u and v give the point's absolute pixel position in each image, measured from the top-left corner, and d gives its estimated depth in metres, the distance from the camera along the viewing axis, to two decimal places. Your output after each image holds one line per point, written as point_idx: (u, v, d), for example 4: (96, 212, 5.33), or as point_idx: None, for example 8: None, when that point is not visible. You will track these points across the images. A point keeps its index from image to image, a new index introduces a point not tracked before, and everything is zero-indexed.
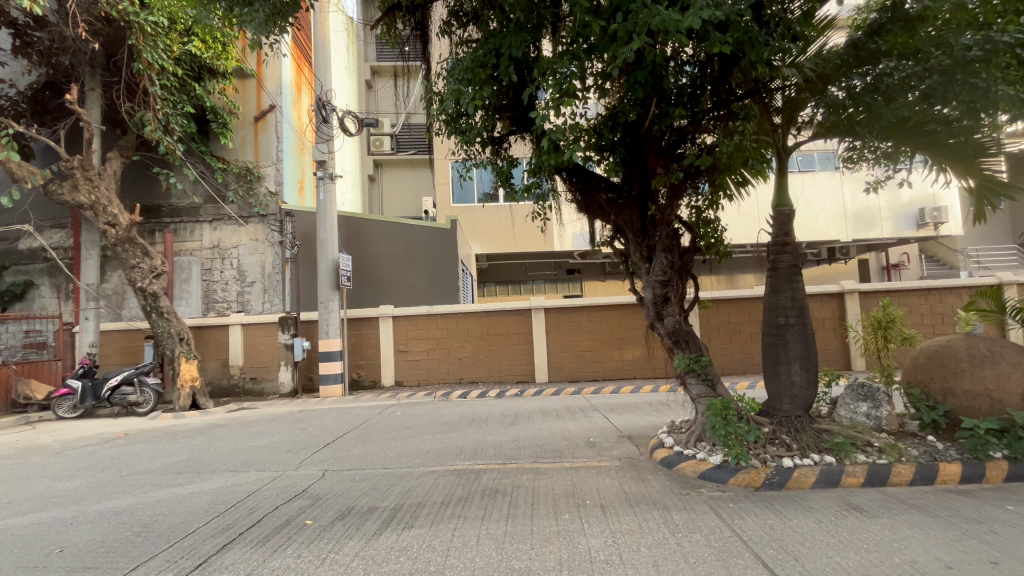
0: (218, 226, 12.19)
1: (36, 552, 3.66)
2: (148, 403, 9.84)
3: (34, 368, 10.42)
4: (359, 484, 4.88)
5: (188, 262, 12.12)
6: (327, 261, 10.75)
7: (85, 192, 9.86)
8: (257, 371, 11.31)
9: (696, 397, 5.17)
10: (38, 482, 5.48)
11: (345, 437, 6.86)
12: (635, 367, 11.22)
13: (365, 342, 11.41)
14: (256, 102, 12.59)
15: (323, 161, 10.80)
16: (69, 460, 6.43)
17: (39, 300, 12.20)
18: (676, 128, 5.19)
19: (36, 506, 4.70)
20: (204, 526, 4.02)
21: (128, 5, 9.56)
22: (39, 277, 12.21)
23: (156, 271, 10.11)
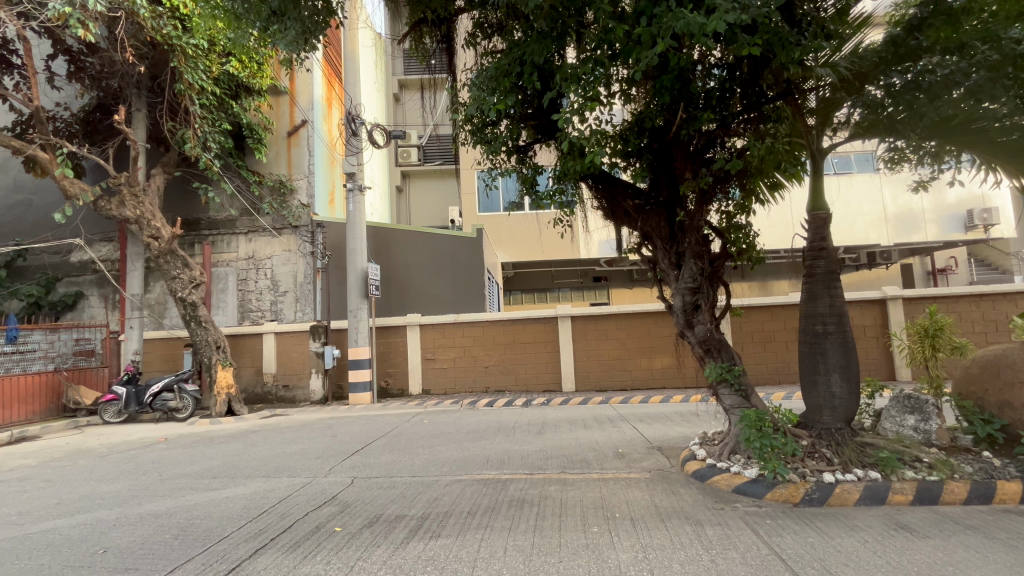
0: (252, 238, 12.60)
1: (81, 552, 3.81)
2: (186, 409, 10.21)
3: (83, 375, 11.01)
4: (386, 491, 4.92)
5: (225, 273, 12.59)
6: (356, 271, 10.95)
7: (131, 208, 10.36)
8: (289, 378, 11.60)
9: (729, 407, 5.02)
10: (85, 484, 5.75)
11: (373, 444, 6.95)
12: (665, 377, 11.00)
13: (393, 349, 11.55)
14: (290, 118, 13.04)
15: (353, 173, 11.07)
16: (113, 463, 6.71)
17: (88, 310, 12.86)
18: (705, 132, 5.07)
19: (82, 507, 4.92)
20: (238, 531, 4.11)
21: (171, 30, 10.08)
22: (88, 287, 12.87)
23: (195, 281, 10.54)
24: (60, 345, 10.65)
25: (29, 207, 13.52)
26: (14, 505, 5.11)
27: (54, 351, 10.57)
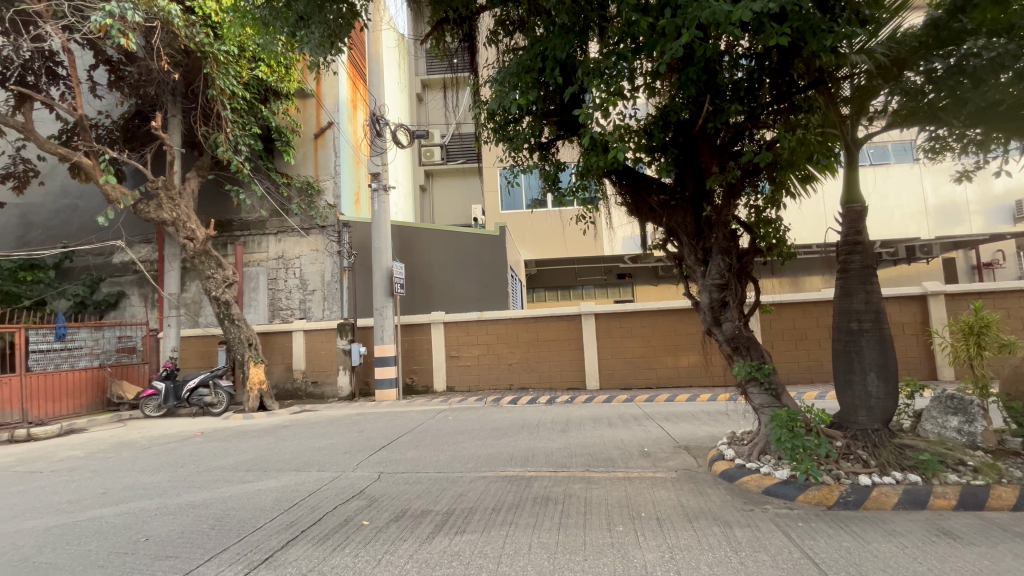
0: (282, 238, 12.94)
1: (125, 540, 3.99)
2: (221, 404, 10.59)
3: (125, 371, 11.54)
4: (413, 487, 4.98)
5: (256, 273, 12.96)
6: (381, 269, 11.12)
7: (168, 210, 10.76)
8: (318, 375, 11.89)
9: (758, 407, 4.89)
10: (129, 475, 6.04)
11: (399, 440, 7.05)
12: (691, 375, 10.81)
13: (418, 347, 11.70)
14: (316, 120, 13.33)
15: (378, 173, 11.23)
16: (154, 456, 7.01)
17: (129, 308, 13.46)
18: (732, 125, 4.94)
19: (125, 497, 5.15)
20: (270, 522, 4.24)
21: (204, 37, 10.43)
22: (129, 287, 13.47)
23: (228, 280, 10.90)
24: (104, 342, 11.18)
25: (75, 211, 14.20)
26: (64, 494, 5.40)
27: (99, 348, 11.10)
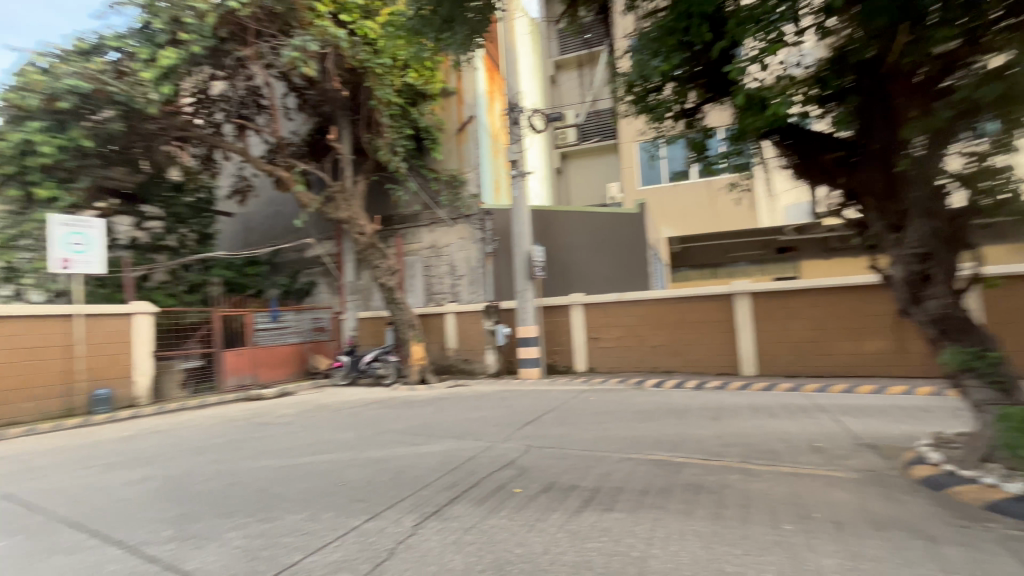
0: (434, 229, 14.20)
1: (329, 484, 4.93)
2: (390, 375, 12.33)
3: (320, 346, 14.04)
4: (560, 462, 5.16)
5: (413, 261, 14.47)
6: (521, 254, 11.54)
7: (344, 210, 12.64)
8: (468, 353, 12.93)
9: (978, 405, 3.96)
10: (328, 430, 7.41)
11: (545, 417, 7.33)
12: (878, 363, 9.20)
13: (560, 328, 11.95)
14: (458, 115, 14.19)
15: (515, 160, 11.59)
16: (344, 417, 8.41)
17: (320, 295, 16.07)
18: (940, 55, 4.03)
19: (327, 449, 6.31)
20: (436, 481, 4.80)
21: (365, 54, 11.85)
22: (319, 278, 16.07)
23: (393, 269, 12.44)
24: (304, 323, 13.73)
25: (279, 216, 17.40)
26: (286, 442, 6.81)
27: (301, 328, 13.65)
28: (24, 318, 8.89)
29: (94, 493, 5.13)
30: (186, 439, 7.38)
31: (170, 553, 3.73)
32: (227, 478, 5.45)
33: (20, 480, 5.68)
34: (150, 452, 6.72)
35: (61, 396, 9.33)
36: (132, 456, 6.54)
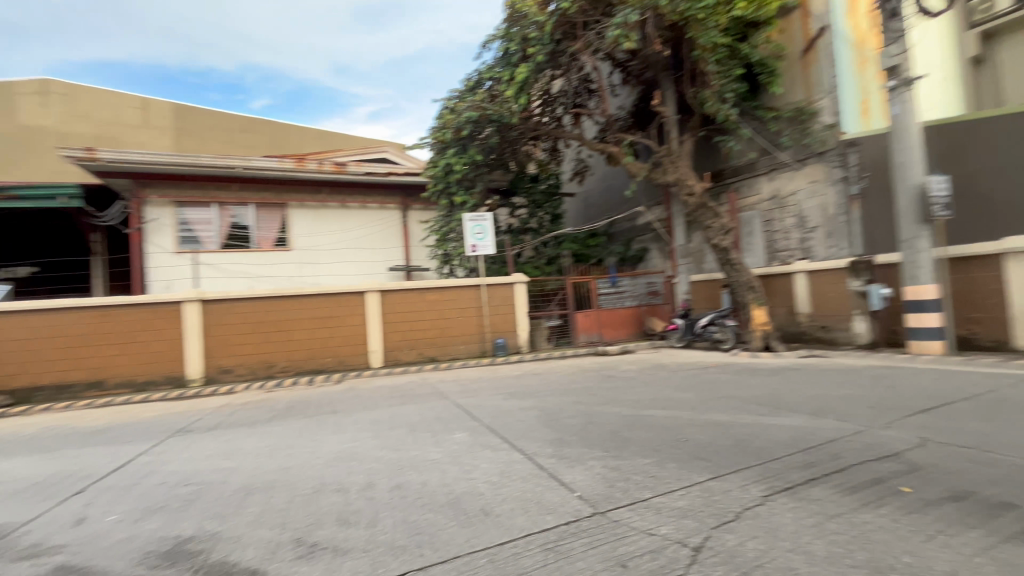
0: (775, 175, 12.44)
1: (672, 437, 5.43)
2: (729, 340, 11.84)
3: (654, 309, 14.92)
4: (981, 469, 3.89)
5: (750, 216, 13.19)
6: (909, 188, 8.84)
7: (672, 171, 12.83)
8: (827, 319, 11.00)
9: None
10: (667, 390, 7.88)
11: (952, 405, 5.50)
12: None
13: (982, 287, 8.63)
14: (804, 33, 11.81)
15: (895, 66, 8.65)
16: (683, 378, 8.73)
17: (652, 261, 17.36)
18: None
19: (668, 406, 6.82)
20: (789, 457, 4.47)
21: (684, 3, 11.00)
22: (650, 244, 17.34)
23: (725, 228, 11.89)
24: (639, 288, 14.79)
25: (611, 189, 18.94)
26: (631, 395, 7.68)
27: (637, 292, 14.77)
28: (451, 287, 12.99)
29: (502, 411, 7.10)
30: (555, 381, 9.26)
31: (551, 466, 4.78)
32: (586, 416, 6.56)
33: (465, 396, 8.48)
34: (533, 388, 8.78)
35: (477, 341, 13.15)
36: (523, 389, 8.71)
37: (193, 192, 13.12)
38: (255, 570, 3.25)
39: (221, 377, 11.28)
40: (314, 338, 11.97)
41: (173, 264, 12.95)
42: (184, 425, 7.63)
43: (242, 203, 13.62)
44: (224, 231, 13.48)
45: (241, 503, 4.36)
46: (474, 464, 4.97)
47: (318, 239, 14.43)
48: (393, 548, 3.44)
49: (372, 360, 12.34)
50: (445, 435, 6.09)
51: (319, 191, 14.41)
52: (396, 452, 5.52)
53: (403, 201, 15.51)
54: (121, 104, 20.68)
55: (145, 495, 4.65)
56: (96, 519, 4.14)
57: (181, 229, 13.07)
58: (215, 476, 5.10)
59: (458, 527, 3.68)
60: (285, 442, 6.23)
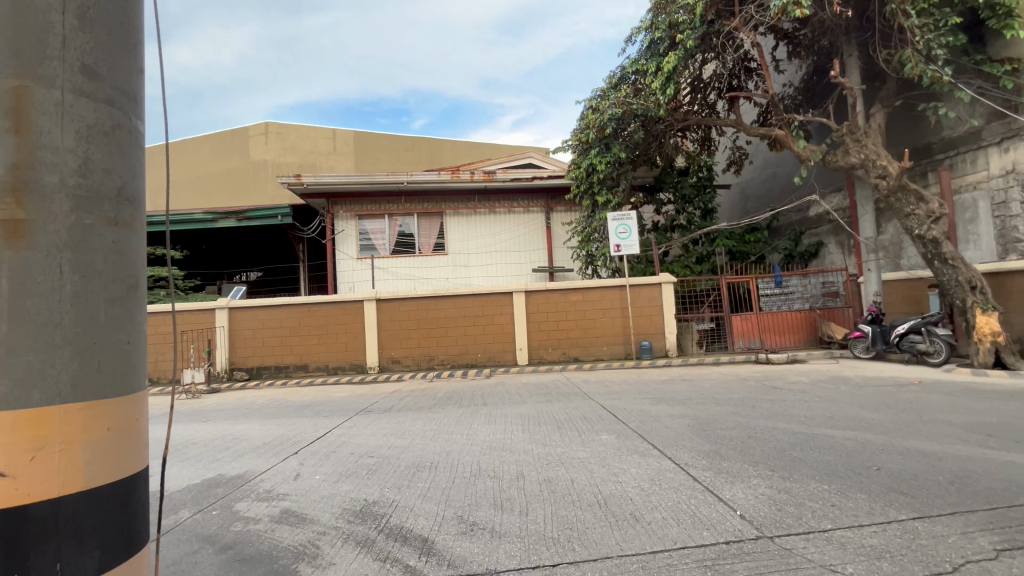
0: (1010, 147, 10.10)
1: (860, 463, 4.72)
2: (940, 354, 9.76)
3: (832, 313, 13.00)
4: None
5: (972, 199, 10.89)
6: None
7: (856, 153, 11.21)
8: None
9: None
10: (851, 408, 6.78)
11: None
12: None
13: None
14: None
15: None
16: (872, 395, 7.51)
17: (829, 256, 15.23)
18: None
19: (852, 425, 5.95)
20: None
21: None
22: (827, 236, 15.25)
23: (934, 215, 9.98)
24: (812, 288, 13.02)
25: (775, 178, 16.99)
26: (803, 409, 6.85)
27: (808, 293, 13.02)
28: (594, 288, 12.94)
29: (650, 416, 6.85)
30: (709, 389, 8.61)
31: (708, 480, 4.46)
32: (747, 429, 5.98)
33: (610, 398, 8.38)
34: (684, 395, 8.28)
35: (622, 343, 12.89)
36: (672, 395, 8.29)
37: (370, 206, 15.26)
38: (426, 538, 3.68)
39: (393, 366, 12.95)
40: (467, 334, 13.01)
41: (355, 268, 15.22)
42: (366, 406, 8.94)
43: (407, 213, 15.46)
44: (393, 238, 15.41)
45: (412, 478, 4.97)
46: (622, 467, 4.90)
47: (470, 243, 15.61)
48: (545, 538, 3.58)
49: (519, 357, 12.94)
50: (591, 435, 6.11)
51: (470, 199, 15.62)
52: (544, 447, 5.72)
53: (547, 204, 15.93)
54: (318, 136, 25.01)
55: (340, 462, 5.58)
56: (308, 477, 5.10)
57: (361, 238, 15.29)
58: (391, 452, 5.89)
59: (608, 528, 3.67)
60: (445, 428, 6.90)
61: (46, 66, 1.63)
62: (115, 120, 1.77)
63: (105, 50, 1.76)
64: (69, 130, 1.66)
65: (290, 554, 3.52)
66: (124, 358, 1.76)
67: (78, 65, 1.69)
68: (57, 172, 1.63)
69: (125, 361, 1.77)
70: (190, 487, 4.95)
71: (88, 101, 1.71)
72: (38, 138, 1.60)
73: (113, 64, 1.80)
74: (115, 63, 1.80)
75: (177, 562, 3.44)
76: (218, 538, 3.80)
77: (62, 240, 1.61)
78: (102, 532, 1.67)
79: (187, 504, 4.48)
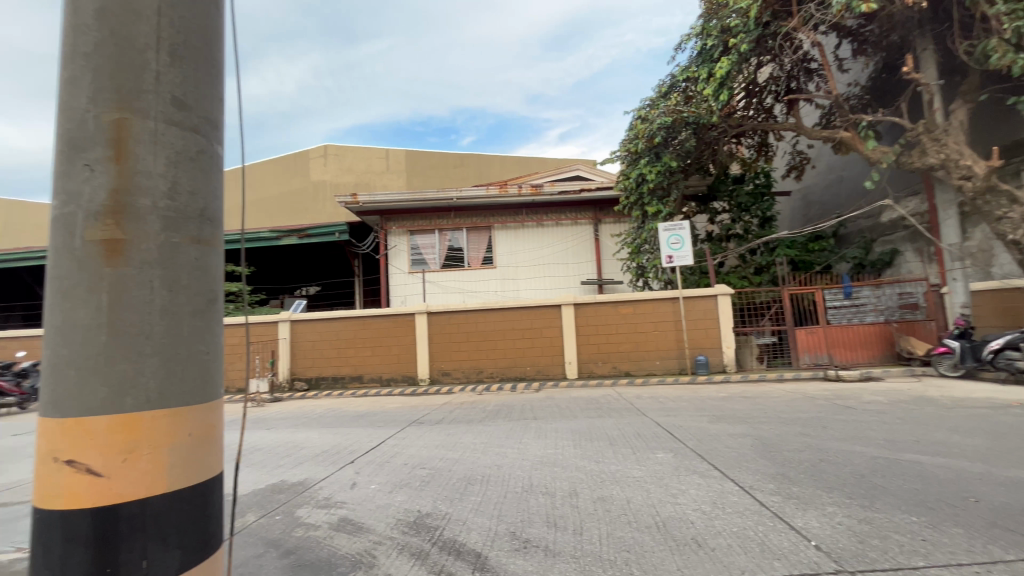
0: None
1: (953, 493, 4.26)
2: None
3: (911, 327, 11.93)
4: None
5: None
6: None
7: (934, 153, 10.45)
8: None
9: None
10: (940, 432, 6.15)
11: None
12: None
13: None
14: None
15: None
16: (963, 417, 6.79)
17: (906, 265, 14.05)
18: None
19: (941, 451, 5.40)
20: None
21: None
22: (903, 243, 14.11)
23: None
24: (887, 299, 11.99)
25: (840, 182, 16.01)
26: (882, 431, 6.30)
27: (883, 305, 12.02)
28: (646, 300, 12.60)
29: (709, 435, 6.52)
30: (773, 408, 8.09)
31: (777, 505, 4.16)
32: (818, 452, 5.55)
33: (665, 415, 8.08)
34: (745, 413, 7.85)
35: (675, 357, 12.45)
36: (732, 413, 7.86)
37: (421, 222, 15.71)
38: (479, 553, 3.65)
39: (443, 378, 13.13)
40: (516, 348, 12.99)
41: (407, 282, 15.63)
42: (417, 417, 9.09)
43: (457, 228, 15.78)
44: (443, 253, 15.75)
45: (464, 491, 4.97)
46: (681, 488, 4.67)
47: (518, 256, 15.70)
48: (602, 560, 3.44)
49: (568, 371, 12.77)
50: (647, 453, 5.88)
51: (518, 212, 15.74)
52: (597, 464, 5.57)
53: (595, 216, 15.78)
54: (373, 157, 26.16)
55: (394, 472, 5.68)
56: (364, 486, 5.22)
57: (413, 253, 15.73)
58: (443, 464, 5.93)
59: (668, 553, 3.49)
60: (496, 442, 6.88)
61: (142, 99, 1.79)
62: (200, 145, 1.90)
63: (193, 82, 1.91)
64: (161, 157, 1.80)
65: (348, 562, 3.59)
66: (205, 368, 1.86)
67: (169, 97, 1.84)
68: (150, 195, 1.76)
69: (206, 371, 1.87)
70: (256, 491, 5.20)
71: (177, 129, 1.85)
72: (134, 165, 1.75)
73: (199, 94, 1.94)
74: (200, 93, 1.94)
75: (244, 564, 3.59)
76: (281, 542, 3.95)
77: (153, 258, 1.74)
78: (182, 532, 1.77)
79: (253, 508, 4.70)
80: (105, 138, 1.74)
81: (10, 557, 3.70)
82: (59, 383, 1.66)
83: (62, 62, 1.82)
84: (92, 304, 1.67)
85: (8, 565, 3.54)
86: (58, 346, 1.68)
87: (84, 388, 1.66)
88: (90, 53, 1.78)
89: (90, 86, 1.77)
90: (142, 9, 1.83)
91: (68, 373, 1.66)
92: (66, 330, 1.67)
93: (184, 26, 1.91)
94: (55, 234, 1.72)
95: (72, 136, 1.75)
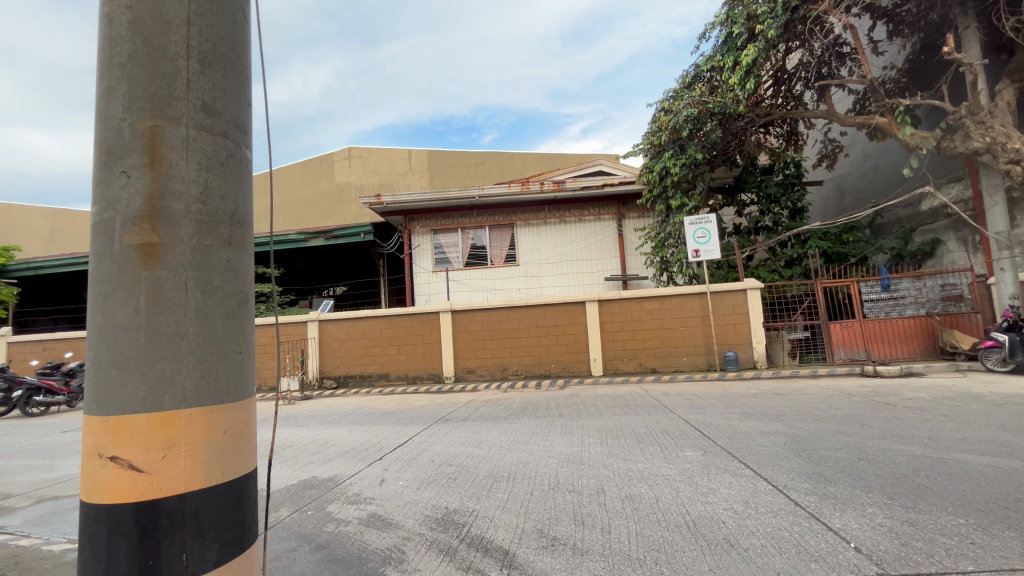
0: None
1: (1002, 494, 4.06)
2: None
3: (955, 320, 11.37)
4: None
5: None
6: None
7: (979, 136, 9.94)
8: None
9: None
10: (987, 430, 5.84)
11: None
12: None
13: None
14: None
15: None
16: (1011, 414, 6.44)
17: (948, 255, 13.45)
18: None
19: (988, 449, 5.15)
20: None
21: None
22: (944, 233, 13.52)
23: None
24: (928, 291, 11.50)
25: (876, 169, 15.42)
26: (923, 428, 6.04)
27: (923, 297, 11.54)
28: (672, 296, 12.38)
29: (740, 433, 6.34)
30: (807, 405, 7.83)
31: (813, 506, 4.02)
32: (856, 451, 5.34)
33: (694, 412, 7.90)
34: (777, 411, 7.60)
35: (703, 353, 12.22)
36: (763, 411, 7.63)
37: (444, 221, 15.82)
38: (507, 550, 3.64)
39: (467, 376, 13.20)
40: (540, 346, 12.97)
41: (431, 282, 15.75)
42: (443, 415, 9.16)
43: (479, 226, 15.81)
44: (466, 251, 15.80)
45: (491, 488, 4.97)
46: (711, 487, 4.57)
47: (541, 254, 15.66)
48: (631, 559, 3.40)
49: (593, 368, 12.65)
50: (675, 451, 5.78)
51: (540, 209, 15.67)
52: (624, 463, 5.48)
53: (618, 210, 15.57)
54: (394, 158, 26.44)
55: (422, 469, 5.74)
56: (392, 482, 5.28)
57: (436, 252, 15.85)
58: (469, 461, 5.95)
59: (700, 553, 3.42)
60: (521, 439, 6.87)
61: (174, 107, 1.84)
62: (229, 150, 1.94)
63: (222, 89, 1.96)
64: (193, 161, 1.85)
65: (378, 557, 3.64)
66: (238, 367, 1.90)
67: (199, 105, 1.89)
68: (183, 199, 1.81)
69: (239, 369, 1.91)
70: (289, 487, 5.33)
71: (208, 135, 1.90)
72: (168, 170, 1.80)
73: (227, 100, 1.98)
74: (229, 100, 1.98)
75: (278, 558, 3.69)
76: (313, 537, 4.03)
77: (188, 261, 1.79)
78: (219, 527, 1.81)
79: (286, 503, 4.81)
80: (141, 145, 1.80)
81: (60, 548, 3.90)
82: (101, 381, 1.72)
83: (99, 72, 1.89)
84: (132, 306, 1.73)
85: (60, 555, 3.74)
86: (99, 347, 1.74)
87: (125, 385, 1.72)
88: (125, 63, 1.83)
89: (125, 95, 1.83)
90: (172, 18, 1.88)
91: (110, 372, 1.72)
92: (107, 331, 1.73)
93: (212, 34, 1.96)
94: (95, 238, 1.78)
95: (109, 145, 1.81)
